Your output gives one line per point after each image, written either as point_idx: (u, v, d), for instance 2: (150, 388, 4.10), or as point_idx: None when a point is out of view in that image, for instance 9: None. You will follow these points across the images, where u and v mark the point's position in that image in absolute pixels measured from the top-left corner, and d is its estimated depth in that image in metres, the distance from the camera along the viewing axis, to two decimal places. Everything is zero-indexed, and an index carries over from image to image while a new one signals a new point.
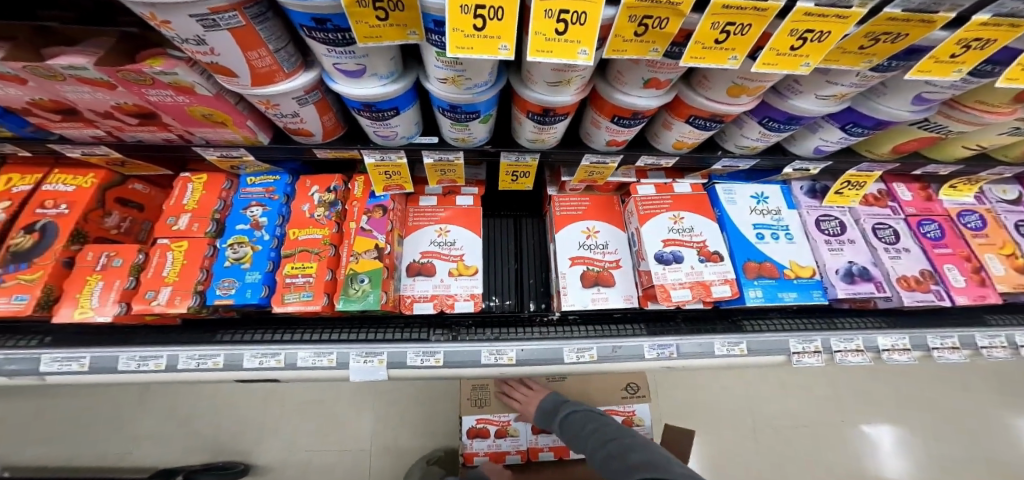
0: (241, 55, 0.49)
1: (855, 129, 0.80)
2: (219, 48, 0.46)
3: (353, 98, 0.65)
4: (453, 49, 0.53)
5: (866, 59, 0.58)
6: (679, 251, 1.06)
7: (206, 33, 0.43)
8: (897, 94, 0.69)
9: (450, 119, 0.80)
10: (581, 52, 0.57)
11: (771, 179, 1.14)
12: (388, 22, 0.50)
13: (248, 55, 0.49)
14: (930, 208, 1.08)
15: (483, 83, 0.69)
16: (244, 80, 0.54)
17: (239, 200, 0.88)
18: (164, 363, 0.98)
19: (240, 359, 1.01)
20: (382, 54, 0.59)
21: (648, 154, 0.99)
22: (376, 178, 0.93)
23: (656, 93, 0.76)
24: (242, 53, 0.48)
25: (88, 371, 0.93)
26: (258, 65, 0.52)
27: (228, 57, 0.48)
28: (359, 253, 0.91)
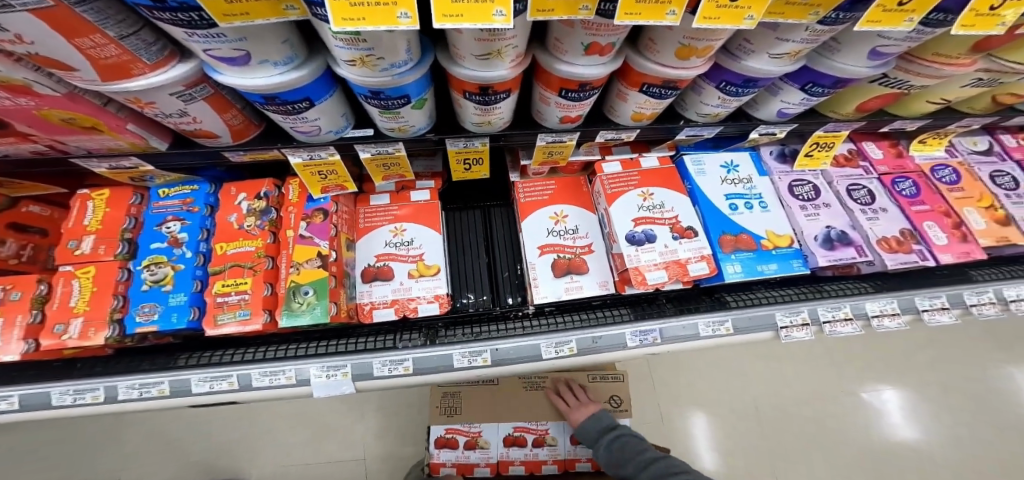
0: (69, 43, 0.38)
1: (815, 88, 0.74)
2: (28, 34, 0.36)
3: (247, 90, 0.54)
4: (339, 22, 0.42)
5: (812, 11, 0.51)
6: (651, 230, 1.00)
7: None
8: (852, 50, 0.63)
9: (379, 108, 0.71)
10: (497, 13, 0.48)
11: (739, 146, 1.08)
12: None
13: (78, 44, 0.38)
14: (902, 164, 1.02)
15: (403, 63, 0.59)
16: (88, 74, 0.43)
17: (152, 216, 0.79)
18: (103, 394, 0.92)
19: (187, 385, 0.94)
20: (269, 37, 0.47)
21: (607, 129, 0.92)
22: (309, 179, 0.84)
23: (600, 60, 0.68)
24: (68, 40, 0.38)
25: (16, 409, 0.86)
26: (100, 55, 0.41)
27: (49, 46, 0.38)
28: (300, 262, 0.83)
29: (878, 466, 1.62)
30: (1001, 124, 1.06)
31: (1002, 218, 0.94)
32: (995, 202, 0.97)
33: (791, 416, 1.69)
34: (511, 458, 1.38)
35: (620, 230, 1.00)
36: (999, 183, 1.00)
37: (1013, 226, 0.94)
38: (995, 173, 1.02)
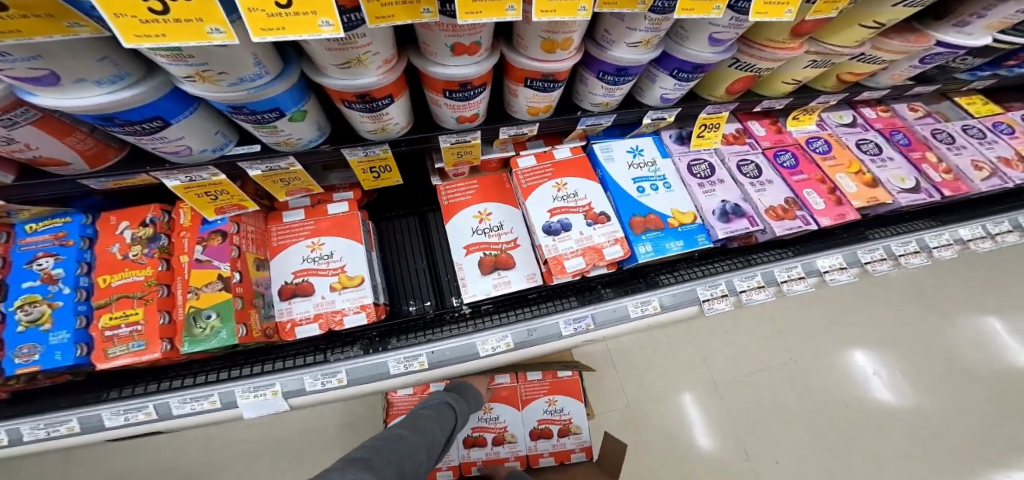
0: None
1: (682, 74, 0.80)
2: None
3: (79, 112, 0.51)
4: (130, 38, 0.40)
5: (638, 1, 0.56)
6: (567, 218, 1.03)
7: None
8: (696, 37, 0.69)
9: (253, 123, 0.69)
10: (324, 24, 0.47)
11: (642, 132, 1.13)
12: (13, 12, 0.35)
13: None
14: (782, 139, 1.11)
15: (258, 75, 0.58)
16: None
17: (20, 254, 0.74)
18: (7, 437, 0.88)
19: (97, 419, 0.90)
20: (77, 55, 0.44)
21: (507, 125, 0.95)
22: (199, 201, 0.81)
23: (471, 58, 0.70)
24: None
25: None
26: None
27: None
28: (198, 287, 0.80)
29: (825, 420, 1.78)
30: (860, 99, 1.18)
31: (870, 180, 1.04)
32: (863, 167, 1.07)
33: (741, 390, 1.81)
34: (473, 458, 1.44)
35: (538, 222, 1.03)
36: (864, 150, 1.10)
37: (880, 187, 1.03)
38: (860, 141, 1.12)
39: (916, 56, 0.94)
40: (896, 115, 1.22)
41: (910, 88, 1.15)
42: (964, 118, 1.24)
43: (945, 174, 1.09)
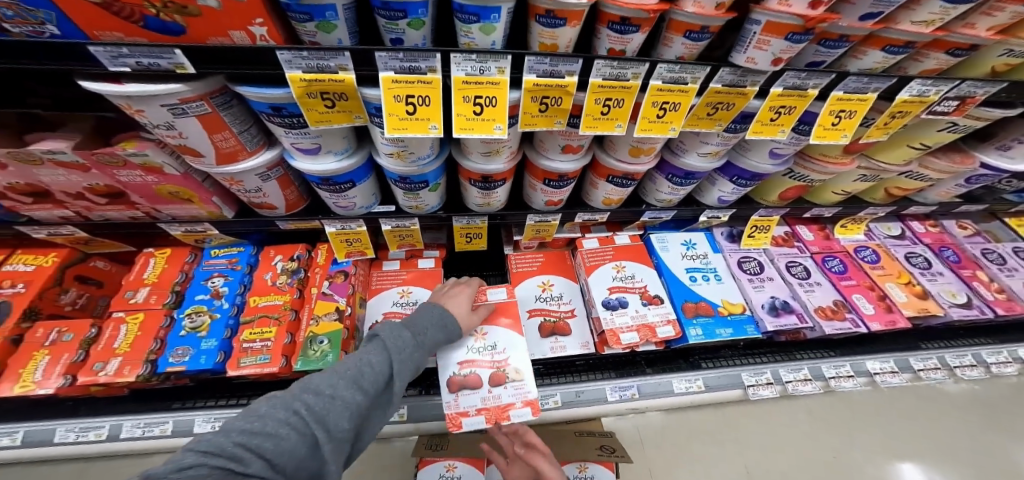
0: (208, 137, 0.60)
1: (741, 181, 0.97)
2: (186, 130, 0.57)
3: (311, 173, 0.75)
4: (391, 130, 0.66)
5: (716, 124, 0.75)
6: (624, 296, 1.14)
7: (175, 118, 0.54)
8: (757, 150, 0.87)
9: (404, 189, 0.90)
10: (496, 127, 0.70)
11: (695, 228, 1.28)
12: (336, 108, 0.64)
13: (214, 137, 0.61)
14: (830, 245, 1.22)
15: (427, 157, 0.80)
16: (209, 159, 0.64)
17: (201, 272, 0.95)
18: (107, 432, 0.97)
19: (190, 424, 0.98)
20: (336, 134, 0.71)
21: (584, 211, 1.11)
22: (338, 245, 1.00)
23: (574, 156, 0.90)
24: (209, 135, 0.60)
25: (20, 444, 0.94)
26: (222, 146, 0.63)
27: (194, 139, 0.59)
28: (320, 315, 0.94)
29: None
30: (908, 213, 1.30)
31: (921, 292, 1.12)
32: (913, 278, 1.16)
33: None
34: None
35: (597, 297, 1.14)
36: (914, 263, 1.20)
37: (930, 299, 1.11)
38: (910, 254, 1.22)
39: (963, 176, 1.07)
40: (945, 230, 1.32)
41: (956, 207, 1.26)
42: (1014, 240, 1.32)
43: (997, 294, 1.15)
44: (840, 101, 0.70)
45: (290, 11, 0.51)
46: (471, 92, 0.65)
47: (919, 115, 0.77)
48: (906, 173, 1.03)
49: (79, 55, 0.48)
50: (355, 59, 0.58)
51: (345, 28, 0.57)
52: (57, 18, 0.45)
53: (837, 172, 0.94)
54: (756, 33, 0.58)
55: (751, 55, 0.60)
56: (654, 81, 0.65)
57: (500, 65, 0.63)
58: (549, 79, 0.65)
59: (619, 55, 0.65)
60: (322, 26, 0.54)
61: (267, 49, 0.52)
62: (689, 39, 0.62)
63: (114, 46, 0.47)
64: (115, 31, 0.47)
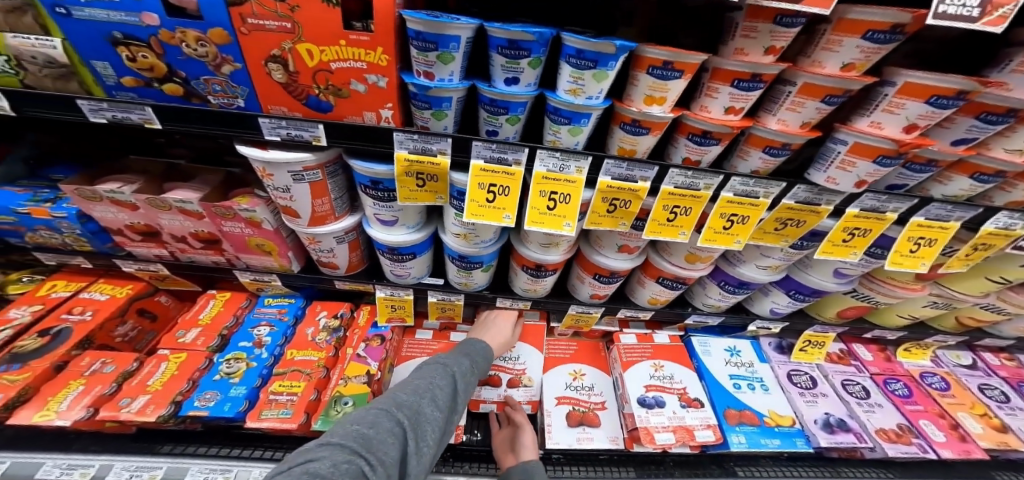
0: (311, 200, 0.68)
1: (798, 295, 0.98)
2: (297, 195, 0.66)
3: (381, 241, 0.81)
4: (469, 215, 0.71)
5: (782, 239, 0.81)
6: (661, 396, 1.07)
7: (293, 183, 0.64)
8: (820, 267, 0.91)
9: (459, 267, 0.93)
10: (565, 224, 0.75)
11: (740, 334, 1.24)
12: (426, 187, 0.70)
13: (316, 201, 0.69)
14: (891, 367, 1.17)
15: (489, 240, 0.85)
16: (304, 220, 0.72)
17: (251, 319, 0.97)
18: (92, 473, 0.88)
19: (183, 473, 0.90)
20: (411, 212, 0.78)
21: (627, 307, 1.10)
22: (383, 309, 1.02)
23: (628, 255, 0.93)
24: (313, 199, 0.68)
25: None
26: (319, 209, 0.71)
27: (300, 202, 0.68)
28: (350, 376, 0.90)
29: None
30: (980, 343, 1.25)
31: (998, 425, 1.03)
32: (988, 410, 1.07)
33: None
34: None
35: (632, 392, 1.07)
36: (989, 394, 1.12)
37: (1011, 433, 1.02)
38: (983, 385, 1.15)
39: None
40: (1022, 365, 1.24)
41: None
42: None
43: None
44: (921, 227, 0.75)
45: (416, 99, 0.61)
46: (548, 187, 0.71)
47: (1003, 249, 0.82)
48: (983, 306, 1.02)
49: (245, 125, 0.59)
50: (454, 147, 0.66)
51: (454, 118, 0.65)
52: (248, 94, 0.56)
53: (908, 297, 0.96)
54: (838, 153, 0.66)
55: (832, 174, 0.67)
56: (725, 194, 0.72)
57: (579, 165, 0.70)
58: (622, 181, 0.72)
59: (694, 165, 0.72)
60: (438, 114, 0.63)
61: (387, 129, 0.61)
62: (768, 153, 0.69)
63: (276, 119, 0.57)
64: (281, 105, 0.57)
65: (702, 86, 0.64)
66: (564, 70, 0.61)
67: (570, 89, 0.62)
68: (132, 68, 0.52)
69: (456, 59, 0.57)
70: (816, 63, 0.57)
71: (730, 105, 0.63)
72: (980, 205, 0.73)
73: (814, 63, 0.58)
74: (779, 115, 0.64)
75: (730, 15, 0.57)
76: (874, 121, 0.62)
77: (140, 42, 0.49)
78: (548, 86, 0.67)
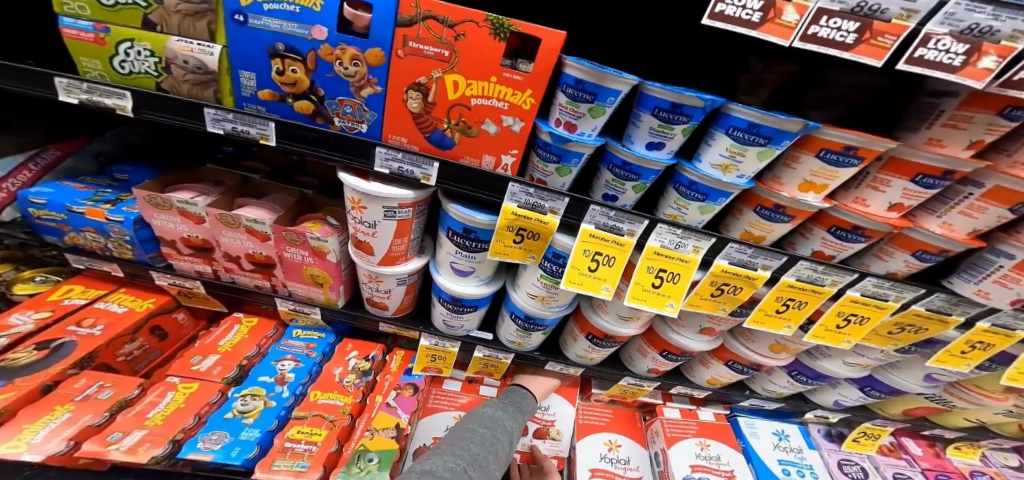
0: (391, 240, 0.57)
1: (872, 391, 0.90)
2: (381, 232, 0.55)
3: (445, 290, 0.69)
4: (567, 282, 0.61)
5: (891, 342, 0.73)
6: (707, 478, 0.96)
7: (383, 219, 0.53)
8: (909, 370, 0.84)
9: (519, 326, 0.82)
10: (668, 304, 0.64)
11: (787, 417, 1.16)
12: (521, 245, 0.59)
13: (395, 241, 0.57)
14: (942, 463, 1.11)
15: (564, 305, 0.75)
16: (375, 259, 0.60)
17: (276, 351, 0.83)
18: None
19: None
20: (490, 264, 0.67)
21: (684, 385, 1.00)
22: (422, 359, 0.89)
23: (708, 337, 0.82)
24: (394, 238, 0.57)
25: None
26: (395, 249, 0.59)
27: (379, 240, 0.56)
28: (377, 428, 0.75)
29: None
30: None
31: None
32: None
33: None
34: None
35: (676, 471, 0.97)
36: None
37: None
38: None
39: None
40: None
41: None
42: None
43: None
44: None
45: (542, 149, 0.52)
46: (658, 264, 0.61)
47: None
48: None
49: (362, 153, 0.48)
50: (568, 207, 0.56)
51: (574, 176, 0.55)
52: (377, 120, 0.46)
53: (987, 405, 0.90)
54: (1001, 267, 0.58)
55: (985, 288, 0.60)
56: (851, 292, 0.64)
57: (698, 244, 0.60)
58: (740, 267, 0.62)
59: (826, 258, 0.62)
60: (564, 169, 0.53)
61: (506, 179, 0.50)
62: (916, 258, 0.60)
63: (394, 150, 0.47)
64: (403, 135, 0.47)
65: (862, 176, 0.55)
66: (718, 141, 0.51)
67: (721, 164, 0.52)
68: (276, 81, 0.44)
69: (606, 114, 0.48)
70: (1018, 165, 0.49)
71: (897, 200, 0.54)
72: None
73: (1014, 164, 0.49)
74: (943, 218, 0.55)
75: (935, 99, 0.49)
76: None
77: (298, 56, 0.41)
78: (684, 154, 0.58)
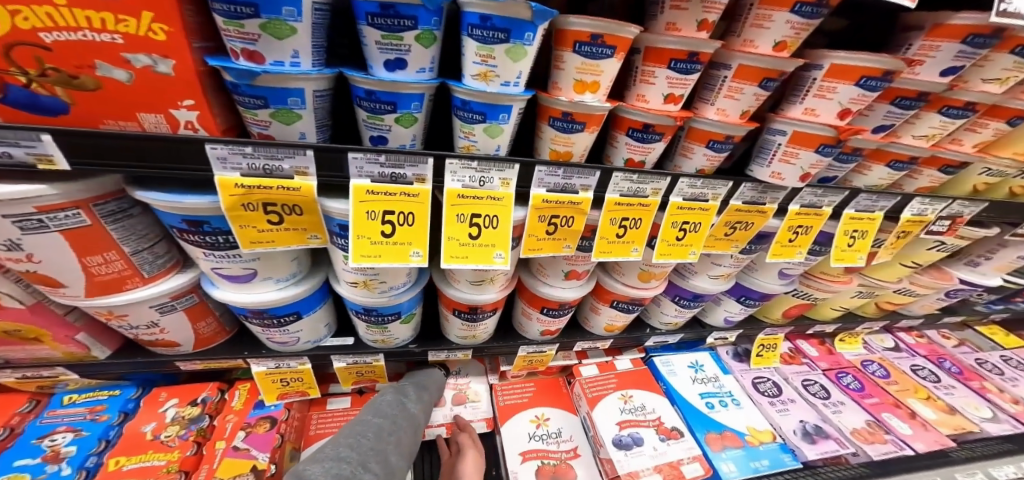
0: (77, 261, 0.44)
1: (747, 300, 0.90)
2: (41, 253, 0.42)
3: (237, 305, 0.56)
4: (357, 258, 0.49)
5: (733, 244, 0.71)
6: (637, 433, 0.93)
7: (24, 235, 0.39)
8: (766, 271, 0.84)
9: (366, 323, 0.71)
10: (497, 255, 0.56)
11: (697, 346, 1.17)
12: (284, 224, 0.47)
13: (86, 261, 0.45)
14: (838, 360, 1.18)
15: (403, 284, 0.64)
16: (74, 289, 0.47)
17: (41, 426, 0.74)
18: None
19: None
20: (280, 258, 0.54)
21: (583, 339, 0.94)
22: (268, 385, 0.77)
23: (579, 282, 0.76)
24: (79, 258, 0.44)
25: None
26: (99, 271, 0.47)
27: (53, 264, 0.43)
28: (223, 476, 0.72)
29: None
30: (896, 325, 1.31)
31: (946, 407, 1.06)
32: (930, 392, 1.10)
33: None
34: None
35: (604, 434, 0.92)
36: (921, 375, 1.17)
37: (959, 414, 1.04)
38: (915, 366, 1.20)
39: (943, 291, 1.10)
40: (932, 341, 1.34)
41: (938, 318, 1.30)
42: (997, 349, 1.33)
43: (1014, 404, 1.11)
44: (854, 220, 0.72)
45: (238, 94, 0.40)
46: (467, 209, 0.53)
47: (920, 233, 0.83)
48: (897, 289, 1.05)
49: None
50: (320, 164, 0.44)
51: (313, 121, 0.45)
52: None
53: (838, 290, 0.94)
54: (779, 145, 0.60)
55: (776, 169, 0.61)
56: (673, 198, 0.60)
57: (505, 176, 0.53)
58: (560, 193, 0.56)
59: (638, 166, 0.59)
60: (280, 114, 0.42)
61: (194, 140, 0.38)
62: (711, 149, 0.59)
63: None
64: None
65: (635, 72, 0.54)
66: (467, 48, 0.45)
67: (479, 73, 0.46)
68: None
69: (300, 32, 0.37)
70: (747, 43, 0.51)
71: (668, 91, 0.52)
72: (897, 193, 0.72)
73: (745, 43, 0.51)
74: (716, 104, 0.56)
75: None
76: (807, 108, 0.57)
77: None
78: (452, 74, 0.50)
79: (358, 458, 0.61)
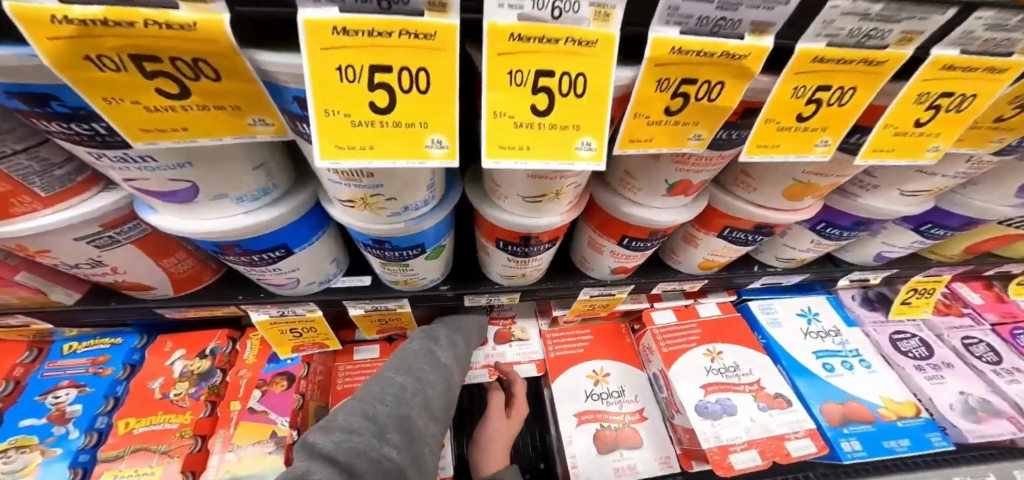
0: None
1: (934, 230, 0.66)
2: None
3: (192, 234, 0.42)
4: (329, 152, 0.28)
5: (996, 137, 0.45)
6: (728, 399, 0.75)
7: None
8: (993, 186, 0.57)
9: (379, 259, 0.53)
10: (582, 145, 0.32)
11: (810, 287, 0.91)
12: (195, 100, 0.27)
13: None
14: (1010, 310, 0.95)
15: (418, 206, 0.43)
16: None
17: (43, 381, 0.68)
18: None
19: None
20: (225, 165, 0.35)
21: (668, 280, 0.72)
22: (279, 338, 0.70)
23: (684, 200, 0.53)
24: None
25: None
26: None
27: None
28: (241, 448, 0.63)
29: None
30: None
31: None
32: None
33: None
34: None
35: (686, 400, 0.75)
36: None
37: None
38: None
39: None
40: None
41: None
42: None
43: None
44: None
45: None
46: (524, 63, 0.28)
47: None
48: None
49: None
50: None
51: None
52: None
53: None
54: None
55: None
56: (940, 50, 0.33)
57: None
58: (705, 37, 0.29)
59: None
60: None
61: None
62: None
63: None
64: None
65: None
66: None
67: None
68: None
69: None
70: None
71: None
72: None
73: None
74: None
75: None
76: None
77: None
78: None
79: (363, 443, 0.46)
